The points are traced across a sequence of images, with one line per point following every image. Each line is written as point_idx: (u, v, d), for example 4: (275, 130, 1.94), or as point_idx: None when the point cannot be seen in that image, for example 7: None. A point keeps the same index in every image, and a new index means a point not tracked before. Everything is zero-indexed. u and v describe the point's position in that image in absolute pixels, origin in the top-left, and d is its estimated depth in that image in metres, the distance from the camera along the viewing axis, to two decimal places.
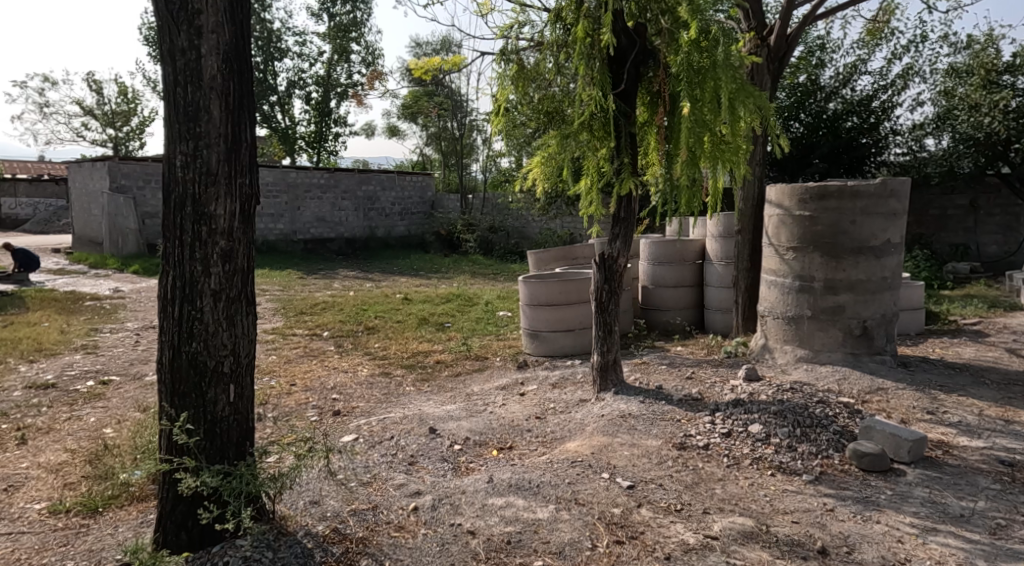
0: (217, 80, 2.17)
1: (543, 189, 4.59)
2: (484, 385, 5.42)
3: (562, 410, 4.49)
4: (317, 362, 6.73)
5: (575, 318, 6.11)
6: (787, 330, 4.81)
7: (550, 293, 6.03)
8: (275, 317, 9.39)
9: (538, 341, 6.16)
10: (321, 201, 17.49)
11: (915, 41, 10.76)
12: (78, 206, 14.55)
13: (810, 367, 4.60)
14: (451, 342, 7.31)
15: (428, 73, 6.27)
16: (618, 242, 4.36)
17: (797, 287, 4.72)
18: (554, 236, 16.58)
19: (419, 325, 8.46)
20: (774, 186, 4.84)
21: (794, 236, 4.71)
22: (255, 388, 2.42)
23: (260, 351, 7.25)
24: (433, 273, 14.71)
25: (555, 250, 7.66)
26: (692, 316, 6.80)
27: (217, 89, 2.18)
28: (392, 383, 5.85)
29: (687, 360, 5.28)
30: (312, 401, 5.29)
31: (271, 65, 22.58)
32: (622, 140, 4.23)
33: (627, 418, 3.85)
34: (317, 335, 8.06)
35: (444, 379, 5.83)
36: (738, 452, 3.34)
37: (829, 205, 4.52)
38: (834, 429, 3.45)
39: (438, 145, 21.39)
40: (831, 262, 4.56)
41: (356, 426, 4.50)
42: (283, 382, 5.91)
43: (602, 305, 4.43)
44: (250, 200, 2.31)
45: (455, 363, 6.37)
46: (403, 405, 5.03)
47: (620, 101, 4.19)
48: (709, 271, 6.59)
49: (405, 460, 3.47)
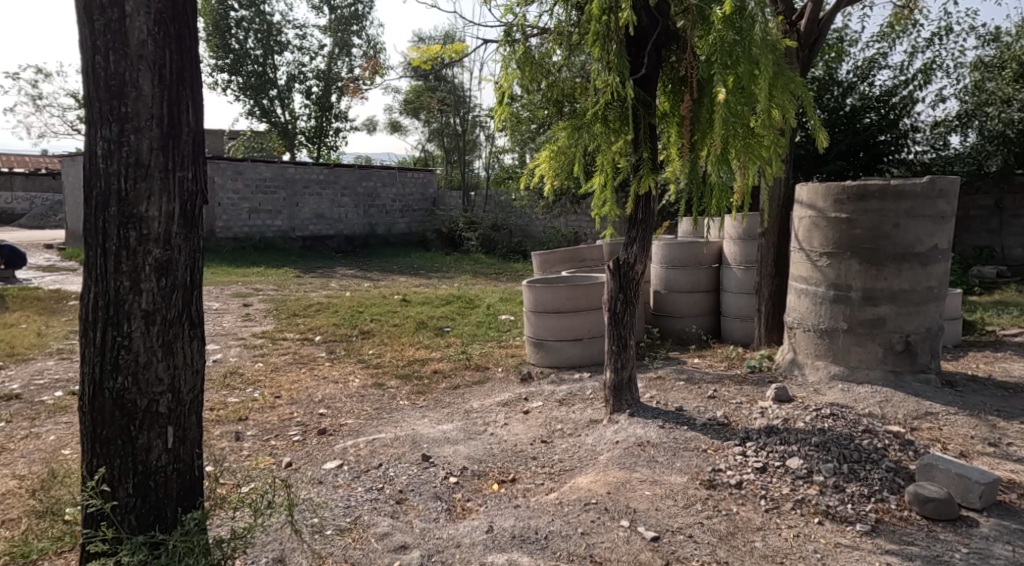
0: (147, 46, 1.73)
1: (551, 187, 4.12)
2: (484, 400, 4.97)
3: (570, 433, 4.05)
4: (306, 370, 6.29)
5: (583, 326, 5.66)
6: (819, 344, 4.36)
7: (557, 299, 5.58)
8: (267, 319, 8.97)
9: (543, 350, 5.71)
10: (319, 197, 17.08)
11: (940, 33, 10.31)
12: (70, 200, 14.19)
13: (846, 386, 4.14)
14: (450, 350, 6.87)
15: (428, 63, 5.84)
16: (636, 247, 3.91)
17: (832, 297, 4.26)
18: (558, 234, 16.16)
19: (417, 329, 8.03)
20: (807, 185, 4.40)
21: (828, 240, 4.26)
22: (202, 428, 1.98)
23: (247, 357, 6.81)
24: (435, 273, 14.30)
25: (561, 251, 7.22)
26: (708, 324, 6.37)
27: (147, 58, 1.73)
28: (385, 396, 5.41)
29: (706, 374, 4.83)
30: (297, 418, 4.86)
31: (270, 58, 22.22)
32: (641, 132, 3.77)
33: (645, 447, 3.41)
34: (308, 340, 7.62)
35: (441, 392, 5.38)
36: (777, 492, 2.90)
37: (869, 206, 4.07)
38: (885, 464, 3.01)
39: (440, 141, 20.95)
40: (870, 269, 4.11)
41: (343, 449, 4.07)
42: (268, 393, 5.47)
43: (615, 315, 3.98)
44: (194, 198, 1.86)
45: (453, 373, 5.93)
46: (396, 423, 4.58)
47: (641, 89, 3.73)
48: (727, 275, 6.15)
49: (394, 498, 3.03)
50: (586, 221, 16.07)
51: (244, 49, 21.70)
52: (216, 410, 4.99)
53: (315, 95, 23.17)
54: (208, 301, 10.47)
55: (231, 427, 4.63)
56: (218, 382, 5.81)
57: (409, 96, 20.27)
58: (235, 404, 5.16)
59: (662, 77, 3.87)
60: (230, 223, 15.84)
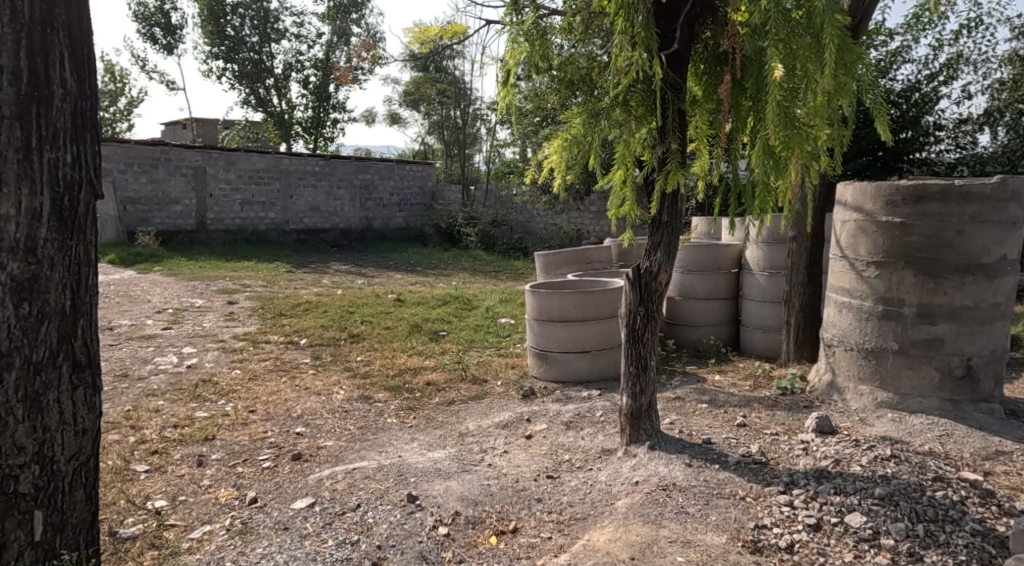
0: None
1: (561, 184, 3.60)
2: (480, 421, 4.43)
3: (579, 466, 3.53)
4: (286, 380, 5.74)
5: (592, 336, 5.12)
6: (864, 366, 3.84)
7: (563, 306, 5.06)
8: (250, 319, 8.42)
9: (547, 363, 5.18)
10: (315, 188, 16.56)
11: (969, 25, 9.71)
12: None
13: (897, 417, 3.61)
14: (445, 358, 6.32)
15: (425, 47, 5.31)
16: (659, 254, 3.37)
17: (880, 313, 3.74)
18: (560, 232, 15.54)
19: (410, 332, 7.50)
20: (853, 184, 3.88)
21: (877, 248, 3.73)
22: (76, 495, 2.34)
23: (223, 363, 6.26)
24: (432, 270, 13.74)
25: (567, 252, 6.66)
26: (726, 334, 5.86)
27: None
28: (371, 412, 4.86)
29: (732, 396, 4.30)
30: (271, 438, 4.32)
31: (267, 46, 21.65)
32: (668, 120, 3.23)
33: (672, 493, 2.88)
34: (292, 344, 7.07)
35: (434, 409, 4.83)
36: (838, 560, 2.38)
37: (928, 210, 3.53)
38: (969, 525, 2.48)
39: (440, 133, 20.36)
40: (927, 282, 3.57)
41: (318, 482, 3.52)
42: (242, 407, 4.94)
43: (635, 333, 3.45)
44: (63, 195, 2.17)
45: (448, 386, 5.39)
46: (381, 448, 4.04)
47: (669, 70, 3.19)
48: (749, 282, 5.65)
49: (370, 558, 2.59)
50: (591, 218, 15.47)
51: (240, 36, 21.13)
52: (180, 427, 4.45)
53: (313, 84, 22.61)
54: (191, 297, 9.91)
55: (197, 448, 4.10)
56: (188, 392, 5.26)
57: (408, 87, 19.68)
58: (202, 420, 4.62)
59: (694, 54, 3.30)
60: (221, 215, 15.29)
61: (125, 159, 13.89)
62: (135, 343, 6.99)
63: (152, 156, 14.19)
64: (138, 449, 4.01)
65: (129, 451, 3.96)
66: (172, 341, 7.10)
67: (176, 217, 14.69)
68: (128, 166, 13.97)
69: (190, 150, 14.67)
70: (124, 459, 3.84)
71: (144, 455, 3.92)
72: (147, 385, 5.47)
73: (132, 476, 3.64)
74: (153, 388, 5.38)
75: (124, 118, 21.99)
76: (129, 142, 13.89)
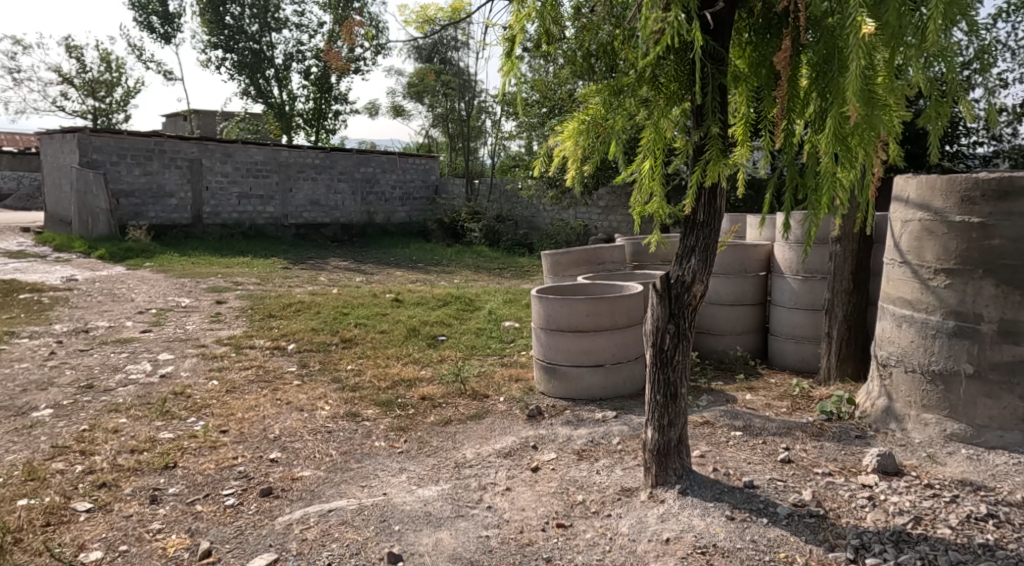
0: None
1: (576, 177, 3.04)
2: (480, 447, 3.88)
3: (595, 511, 2.98)
4: (267, 393, 5.19)
5: (605, 349, 4.55)
6: (930, 392, 3.27)
7: (574, 314, 4.51)
8: (237, 321, 7.87)
9: (556, 378, 4.62)
10: (314, 182, 16.02)
11: (1008, 9, 9.08)
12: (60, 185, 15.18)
13: (974, 454, 3.04)
14: (443, 368, 5.77)
15: None
16: (695, 259, 2.80)
17: (952, 330, 3.16)
18: (567, 227, 14.92)
19: (407, 336, 6.95)
20: (919, 177, 3.30)
21: (946, 252, 3.16)
22: None
23: (201, 372, 5.71)
24: (434, 267, 13.17)
25: (576, 252, 6.11)
26: (753, 343, 5.30)
27: None
28: (358, 433, 4.32)
29: (769, 421, 3.73)
30: (240, 467, 3.77)
31: (267, 35, 21.11)
32: (707, 100, 2.66)
33: (714, 559, 2.35)
34: (279, 349, 6.54)
35: (427, 430, 4.27)
36: None
37: (1015, 208, 2.95)
38: None
39: (444, 126, 19.80)
40: (1012, 294, 2.99)
41: (286, 529, 2.97)
42: (213, 427, 4.40)
43: (662, 356, 2.89)
44: None
45: (445, 402, 4.84)
46: (365, 482, 3.50)
47: (709, 38, 2.62)
48: (780, 286, 5.09)
49: None
50: (599, 213, 14.86)
51: (239, 25, 20.57)
52: (139, 452, 3.90)
53: (314, 75, 22.09)
54: (177, 297, 9.38)
55: (153, 479, 3.56)
56: (156, 408, 4.72)
57: (412, 79, 19.11)
58: (164, 443, 4.07)
59: (741, 19, 2.72)
60: (218, 208, 14.76)
61: (117, 150, 13.37)
62: (109, 347, 6.46)
63: (145, 148, 13.67)
64: (84, 481, 3.46)
65: (73, 485, 3.42)
66: (149, 346, 6.55)
67: (170, 211, 14.16)
68: (120, 157, 13.44)
69: (185, 141, 14.14)
70: (65, 495, 3.31)
71: (90, 490, 3.38)
72: (113, 398, 4.93)
73: (72, 518, 3.11)
74: (118, 402, 4.84)
75: (121, 109, 21.48)
76: (122, 133, 13.38)
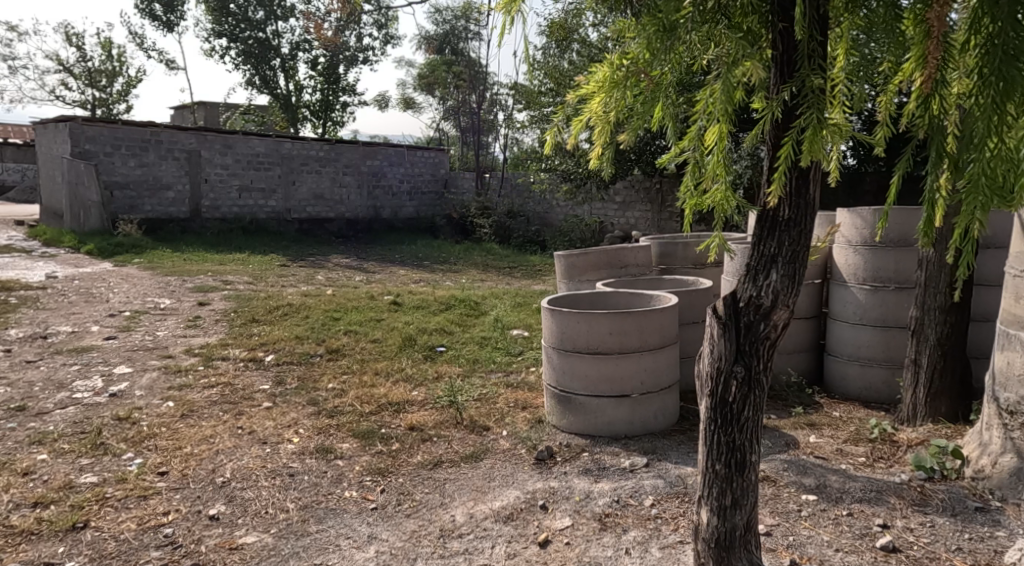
0: None
1: (601, 155, 2.12)
2: (475, 505, 3.04)
3: None
4: (228, 419, 4.37)
5: (632, 377, 3.70)
6: None
7: (594, 333, 3.67)
8: (216, 327, 7.07)
9: (571, 410, 3.77)
10: (318, 175, 15.25)
11: None
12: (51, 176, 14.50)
13: None
14: (439, 388, 4.93)
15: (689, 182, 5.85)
16: (776, 274, 1.91)
17: None
18: (580, 224, 14.05)
19: (402, 347, 6.12)
20: None
21: None
22: None
23: (157, 391, 4.89)
24: (440, 266, 12.33)
25: (594, 254, 5.26)
26: (805, 364, 4.43)
27: None
28: (325, 478, 3.48)
29: (851, 480, 2.86)
30: (167, 529, 2.94)
31: (272, 24, 20.34)
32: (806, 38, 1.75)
33: None
34: (254, 362, 5.72)
35: (411, 477, 3.43)
36: None
37: None
38: None
39: (455, 119, 19.00)
40: None
41: None
42: (150, 466, 3.59)
43: (724, 410, 2.04)
44: None
45: (437, 435, 4.00)
46: (322, 559, 2.67)
47: None
48: (842, 297, 4.21)
49: None
50: (615, 209, 13.94)
51: (244, 13, 19.80)
52: (46, 505, 3.10)
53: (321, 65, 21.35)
54: (157, 297, 8.60)
55: (47, 549, 2.75)
56: (89, 439, 3.90)
57: (423, 70, 18.32)
58: (84, 490, 3.26)
59: None
60: (216, 202, 14.02)
61: (110, 141, 12.64)
62: (62, 358, 5.68)
63: (140, 138, 12.94)
64: None
65: None
66: (108, 356, 5.76)
67: (166, 205, 13.42)
68: (114, 148, 12.70)
69: (183, 132, 13.41)
70: None
71: None
72: (41, 426, 4.13)
73: None
74: (47, 432, 4.03)
75: (122, 99, 20.79)
76: (116, 122, 12.66)
